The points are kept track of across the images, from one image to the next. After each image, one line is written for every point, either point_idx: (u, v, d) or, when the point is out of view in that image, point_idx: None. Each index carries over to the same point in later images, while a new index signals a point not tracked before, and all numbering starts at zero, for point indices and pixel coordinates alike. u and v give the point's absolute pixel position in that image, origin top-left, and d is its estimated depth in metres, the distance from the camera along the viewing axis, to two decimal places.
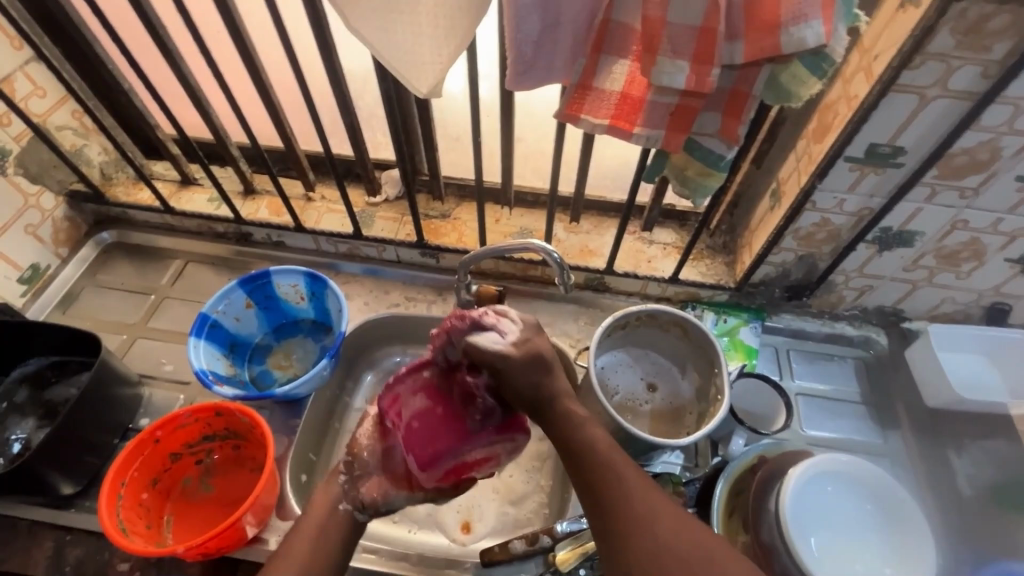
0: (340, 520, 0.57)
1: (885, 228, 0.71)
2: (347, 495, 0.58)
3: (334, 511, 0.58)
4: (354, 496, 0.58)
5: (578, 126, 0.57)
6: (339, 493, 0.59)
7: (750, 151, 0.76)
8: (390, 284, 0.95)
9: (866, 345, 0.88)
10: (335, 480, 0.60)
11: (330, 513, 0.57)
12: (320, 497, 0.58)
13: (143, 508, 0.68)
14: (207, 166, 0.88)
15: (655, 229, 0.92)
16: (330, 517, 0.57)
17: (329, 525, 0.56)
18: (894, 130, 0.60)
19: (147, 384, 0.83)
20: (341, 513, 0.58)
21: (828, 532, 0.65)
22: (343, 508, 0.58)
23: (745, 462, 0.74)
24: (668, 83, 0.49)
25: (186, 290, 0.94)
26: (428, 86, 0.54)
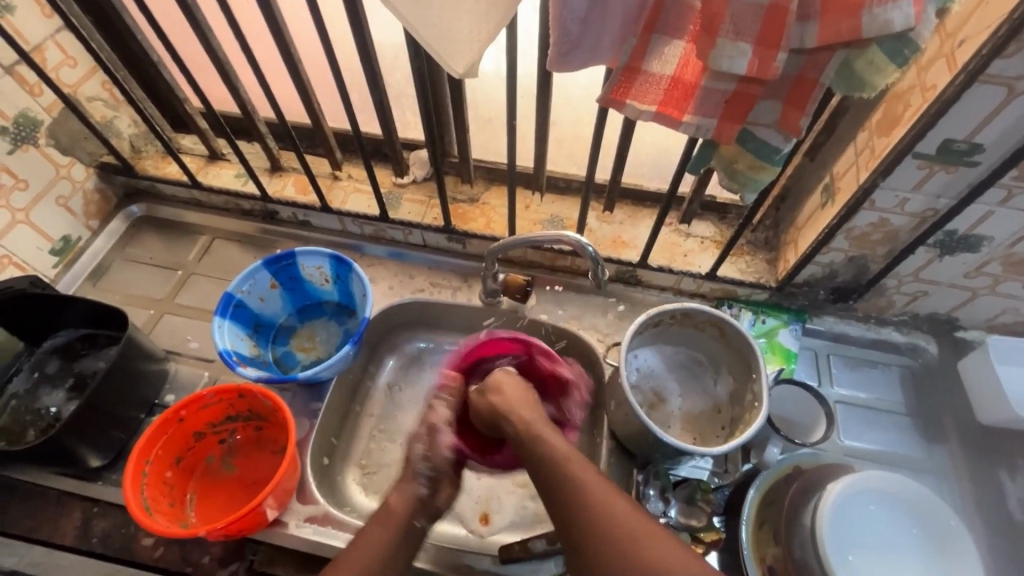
0: (411, 535, 0.62)
1: (949, 232, 0.66)
2: (422, 508, 0.64)
3: (409, 527, 0.62)
4: (429, 512, 0.64)
5: (622, 112, 0.53)
6: (416, 507, 0.63)
7: (803, 143, 0.71)
8: (415, 269, 0.93)
9: (914, 353, 0.82)
10: (411, 488, 0.64)
11: (404, 526, 0.62)
12: (399, 505, 0.63)
13: (166, 486, 0.68)
14: (234, 142, 0.86)
15: (694, 221, 0.87)
16: (402, 531, 0.61)
17: (399, 539, 0.61)
18: (974, 126, 0.54)
19: (173, 360, 0.84)
20: (413, 529, 0.63)
21: (866, 552, 0.62)
22: (416, 524, 0.63)
23: (780, 471, 0.71)
24: (728, 68, 0.45)
25: (211, 266, 0.93)
26: (465, 66, 0.50)
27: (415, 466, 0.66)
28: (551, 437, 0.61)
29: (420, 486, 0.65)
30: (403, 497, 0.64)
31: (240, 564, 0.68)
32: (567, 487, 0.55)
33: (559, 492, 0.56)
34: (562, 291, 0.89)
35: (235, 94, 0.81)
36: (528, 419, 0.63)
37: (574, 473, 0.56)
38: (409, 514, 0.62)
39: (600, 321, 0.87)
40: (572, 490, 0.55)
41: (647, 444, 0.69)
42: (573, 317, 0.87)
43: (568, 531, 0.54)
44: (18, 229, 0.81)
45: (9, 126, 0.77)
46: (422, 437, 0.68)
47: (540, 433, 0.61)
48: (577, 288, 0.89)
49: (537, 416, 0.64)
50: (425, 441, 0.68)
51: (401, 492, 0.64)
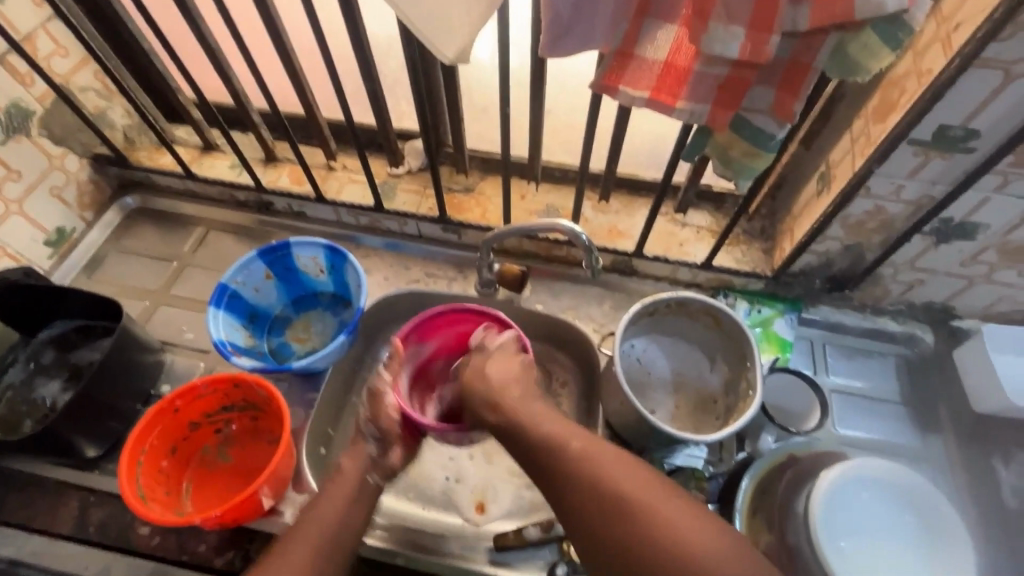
0: (366, 491, 0.62)
1: (945, 220, 0.65)
2: (376, 466, 0.63)
3: (362, 482, 0.62)
4: (383, 469, 0.64)
5: (615, 98, 0.52)
6: (367, 464, 0.63)
7: (799, 131, 0.70)
8: (410, 259, 0.92)
9: (910, 343, 0.82)
10: (363, 447, 0.64)
11: (358, 483, 0.62)
12: (350, 466, 0.63)
13: (162, 475, 0.68)
14: (228, 132, 0.86)
15: (690, 211, 0.87)
16: (356, 486, 0.61)
17: (351, 496, 0.61)
18: (970, 111, 0.54)
19: (169, 351, 0.84)
20: (368, 485, 0.62)
21: (860, 538, 0.62)
22: (371, 480, 0.63)
23: (774, 459, 0.70)
24: (720, 52, 0.44)
25: (207, 258, 0.93)
26: (456, 51, 0.49)
27: (362, 427, 0.66)
28: (534, 407, 0.59)
29: (369, 446, 0.64)
30: (356, 459, 0.64)
31: (237, 552, 0.68)
32: (562, 452, 0.53)
33: (550, 457, 0.53)
34: (557, 282, 0.89)
35: (227, 84, 0.80)
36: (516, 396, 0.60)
37: (564, 438, 0.54)
38: (361, 472, 0.62)
39: (596, 311, 0.87)
40: (564, 456, 0.52)
41: (641, 432, 0.69)
42: (568, 308, 0.87)
43: (564, 504, 0.51)
44: (11, 220, 0.81)
45: (1, 116, 0.76)
46: (367, 402, 0.67)
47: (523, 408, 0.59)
48: (573, 279, 0.89)
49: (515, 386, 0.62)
50: (370, 405, 0.66)
51: (352, 454, 0.64)
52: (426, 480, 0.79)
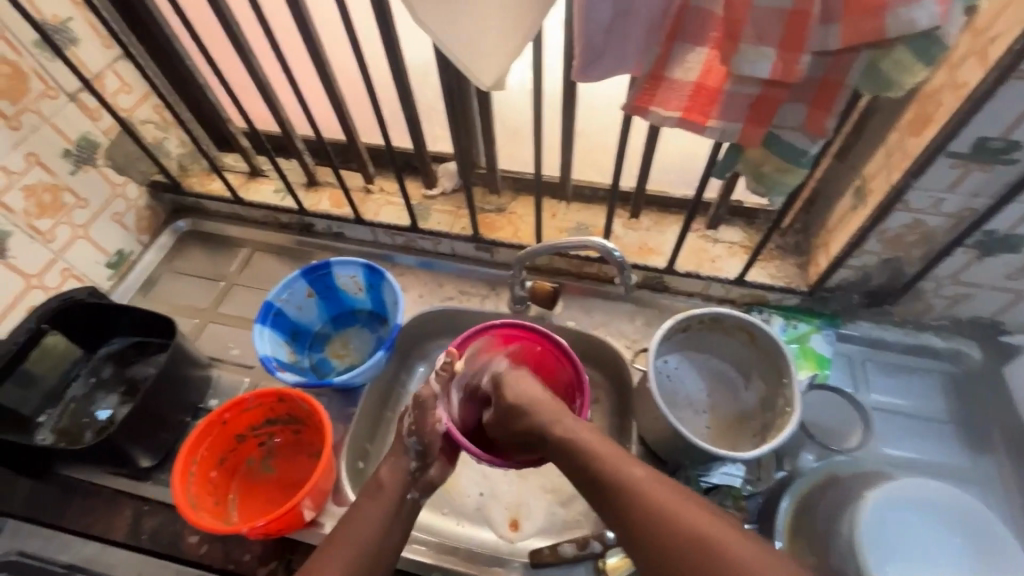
0: (405, 507, 0.63)
1: (988, 232, 0.64)
2: (414, 482, 0.64)
3: (401, 498, 0.63)
4: (421, 485, 0.65)
5: (647, 119, 0.54)
6: (407, 480, 0.64)
7: (832, 146, 0.70)
8: (444, 277, 0.95)
9: (955, 358, 0.79)
10: (405, 462, 0.65)
11: (398, 500, 0.63)
12: (390, 482, 0.64)
13: (211, 485, 0.71)
14: (274, 158, 0.91)
15: (721, 227, 0.87)
16: (395, 504, 0.62)
17: (390, 511, 0.62)
18: (1010, 122, 0.53)
19: (217, 366, 0.88)
20: (407, 502, 0.63)
21: (914, 563, 0.59)
22: (409, 498, 0.64)
23: (813, 479, 0.70)
24: (751, 72, 0.46)
25: (252, 277, 0.98)
26: (494, 77, 0.53)
27: (405, 439, 0.67)
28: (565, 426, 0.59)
29: (409, 461, 0.65)
30: (395, 472, 0.65)
31: (279, 562, 0.70)
32: (618, 481, 0.52)
33: (604, 484, 0.53)
34: (588, 298, 0.90)
35: (275, 114, 0.85)
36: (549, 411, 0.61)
37: (614, 464, 0.54)
38: (401, 488, 0.63)
39: (628, 327, 0.87)
40: (619, 482, 0.52)
41: (676, 449, 0.69)
42: (600, 324, 0.88)
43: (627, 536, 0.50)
44: (77, 244, 0.87)
45: (72, 149, 0.83)
46: (413, 410, 0.68)
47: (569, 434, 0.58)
48: (605, 295, 0.90)
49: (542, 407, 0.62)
50: (415, 415, 0.68)
51: (393, 468, 0.65)
52: (460, 496, 0.80)
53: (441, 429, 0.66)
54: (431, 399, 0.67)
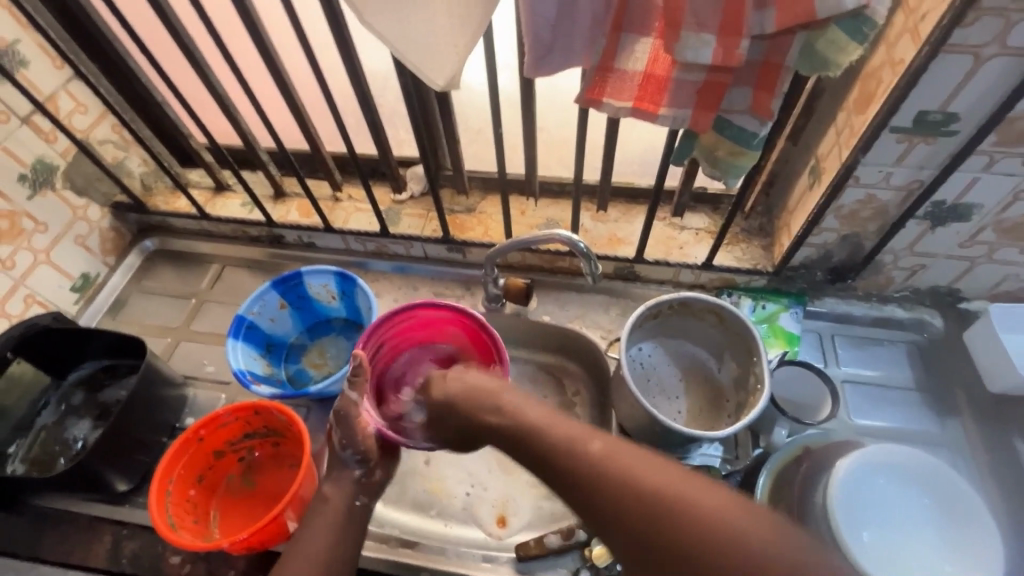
0: (355, 513, 0.64)
1: (937, 203, 0.67)
2: (361, 488, 0.65)
3: (350, 506, 0.64)
4: (369, 489, 0.65)
5: (600, 110, 0.55)
6: (354, 487, 0.65)
7: (785, 128, 0.72)
8: (419, 281, 0.95)
9: (919, 327, 0.82)
10: (348, 474, 0.65)
11: (346, 508, 0.63)
12: (334, 494, 0.64)
13: (190, 504, 0.70)
14: (238, 172, 0.90)
15: (687, 214, 0.89)
16: (344, 513, 0.63)
17: (342, 520, 0.62)
18: (947, 95, 0.55)
19: (192, 384, 0.87)
20: (357, 507, 0.64)
21: (880, 524, 0.62)
22: (358, 503, 0.64)
23: (789, 453, 0.71)
24: (693, 59, 0.47)
25: (224, 293, 0.97)
26: (446, 78, 0.53)
27: (341, 453, 0.65)
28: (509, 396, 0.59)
29: (352, 471, 0.65)
30: (338, 484, 0.65)
31: None
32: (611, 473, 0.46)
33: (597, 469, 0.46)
34: (562, 293, 0.91)
35: (236, 127, 0.84)
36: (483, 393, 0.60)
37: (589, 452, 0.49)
38: (348, 495, 0.64)
39: (603, 319, 0.89)
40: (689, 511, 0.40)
41: (655, 435, 0.70)
42: (576, 317, 0.89)
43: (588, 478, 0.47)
44: (40, 270, 0.85)
45: (28, 173, 0.81)
46: (337, 425, 0.65)
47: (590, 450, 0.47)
48: (578, 289, 0.91)
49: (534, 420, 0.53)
50: (341, 428, 0.65)
51: (336, 481, 0.64)
52: (447, 497, 0.80)
53: (373, 432, 0.66)
54: (352, 406, 0.65)
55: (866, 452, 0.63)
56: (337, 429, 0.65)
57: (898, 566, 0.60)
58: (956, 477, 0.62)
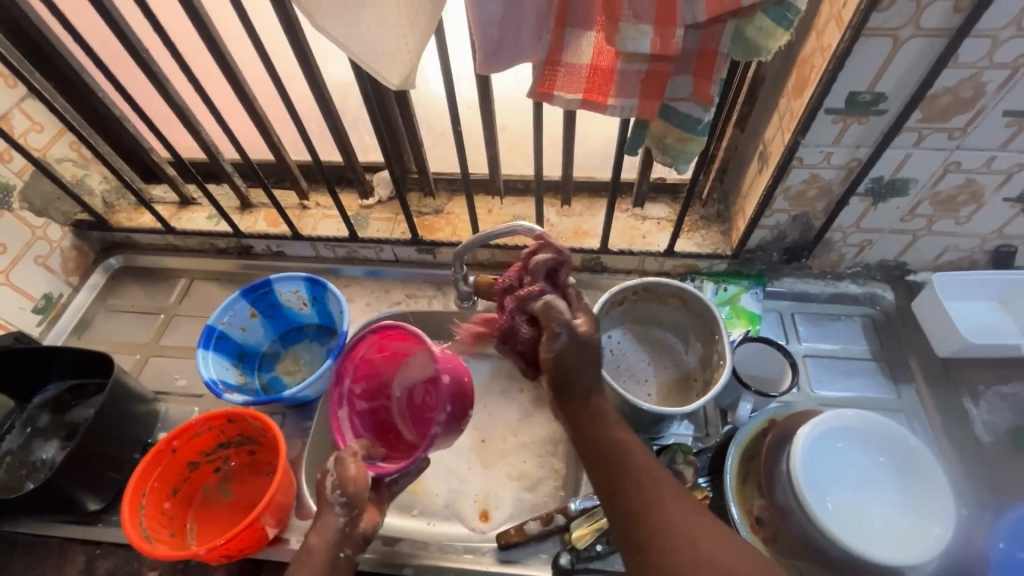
0: (339, 566, 0.61)
1: (876, 179, 0.71)
2: (345, 541, 0.61)
3: (334, 560, 0.61)
4: (354, 541, 0.62)
5: (553, 103, 0.58)
6: (338, 538, 0.61)
7: (733, 115, 0.76)
8: (391, 284, 0.96)
9: (872, 301, 0.87)
10: (333, 519, 0.61)
11: (330, 561, 0.60)
12: (320, 541, 0.60)
13: (165, 516, 0.69)
14: (203, 185, 0.90)
15: (648, 205, 0.92)
16: (329, 565, 0.60)
17: (325, 573, 0.59)
18: (873, 76, 0.59)
19: (163, 400, 0.86)
20: (341, 560, 0.61)
21: (843, 489, 0.64)
22: (343, 555, 0.61)
23: (755, 426, 0.72)
24: (633, 49, 0.50)
25: (193, 307, 0.96)
26: (400, 77, 0.55)
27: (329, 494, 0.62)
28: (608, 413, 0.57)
29: (338, 518, 0.62)
30: (323, 533, 0.61)
31: None
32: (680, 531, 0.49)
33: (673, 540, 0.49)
34: None
35: (199, 140, 0.84)
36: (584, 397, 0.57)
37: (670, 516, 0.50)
38: (333, 547, 0.60)
39: None
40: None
41: (625, 417, 0.72)
42: None
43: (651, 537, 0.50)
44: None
45: None
46: (332, 469, 0.63)
47: (662, 501, 0.51)
48: None
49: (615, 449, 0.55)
50: (336, 471, 0.63)
51: (320, 528, 0.61)
52: (428, 496, 0.80)
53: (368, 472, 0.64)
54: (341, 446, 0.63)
55: (835, 414, 0.66)
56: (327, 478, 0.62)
57: (860, 527, 0.62)
58: (930, 458, 0.64)
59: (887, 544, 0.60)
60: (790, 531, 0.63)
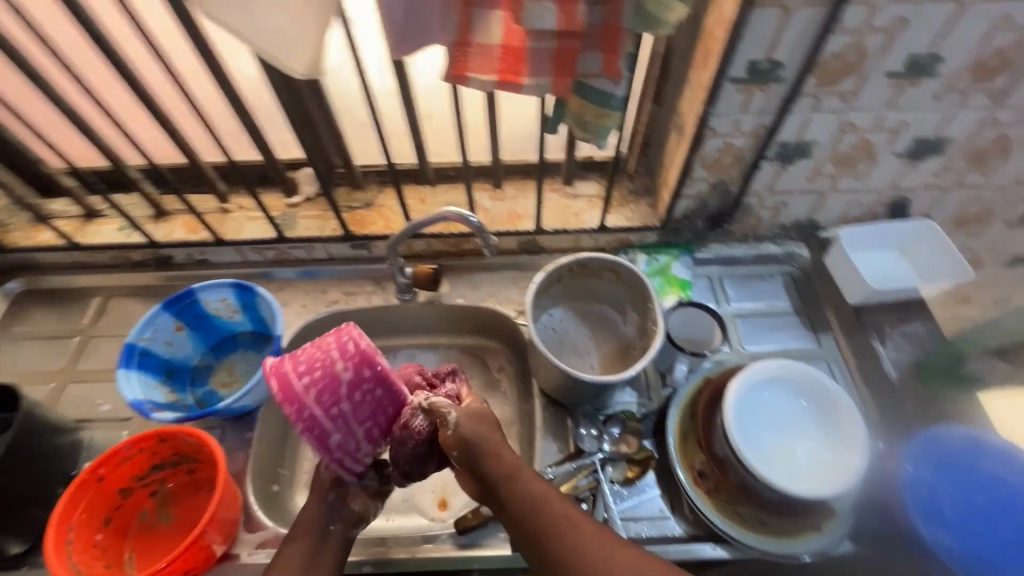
0: (330, 539, 0.65)
1: (783, 143, 0.75)
2: (336, 514, 0.66)
3: (325, 532, 0.65)
4: (344, 518, 0.66)
5: (468, 86, 0.57)
6: (329, 512, 0.66)
7: (650, 89, 0.78)
8: (327, 283, 0.94)
9: (791, 259, 0.92)
10: (325, 494, 0.67)
11: (320, 534, 0.64)
12: (309, 520, 0.65)
13: (99, 549, 0.65)
14: (108, 195, 0.84)
15: (578, 183, 0.94)
16: (319, 539, 0.64)
17: (314, 549, 0.63)
18: (769, 45, 0.63)
19: (86, 428, 0.80)
20: (331, 534, 0.65)
21: (773, 434, 0.69)
22: (332, 530, 0.65)
23: (691, 387, 0.76)
24: (539, 26, 0.50)
25: (112, 326, 0.90)
26: (306, 66, 0.53)
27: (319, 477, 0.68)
28: (513, 458, 0.61)
29: (329, 493, 0.67)
30: (312, 510, 0.66)
31: None
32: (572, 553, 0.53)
33: (565, 562, 0.53)
34: (471, 274, 0.93)
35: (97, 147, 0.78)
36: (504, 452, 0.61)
37: (569, 527, 0.55)
38: (321, 521, 0.65)
39: (514, 293, 0.92)
40: None
41: (571, 391, 0.74)
42: (488, 296, 0.91)
43: (541, 537, 0.55)
44: None
45: None
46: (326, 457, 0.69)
47: (574, 534, 0.54)
48: (486, 267, 0.93)
49: (511, 470, 0.60)
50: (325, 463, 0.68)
51: (310, 506, 0.66)
52: None
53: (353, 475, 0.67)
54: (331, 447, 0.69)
55: (762, 365, 0.70)
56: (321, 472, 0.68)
57: (790, 468, 0.66)
58: (847, 398, 0.69)
59: (793, 482, 0.65)
60: (729, 479, 0.67)
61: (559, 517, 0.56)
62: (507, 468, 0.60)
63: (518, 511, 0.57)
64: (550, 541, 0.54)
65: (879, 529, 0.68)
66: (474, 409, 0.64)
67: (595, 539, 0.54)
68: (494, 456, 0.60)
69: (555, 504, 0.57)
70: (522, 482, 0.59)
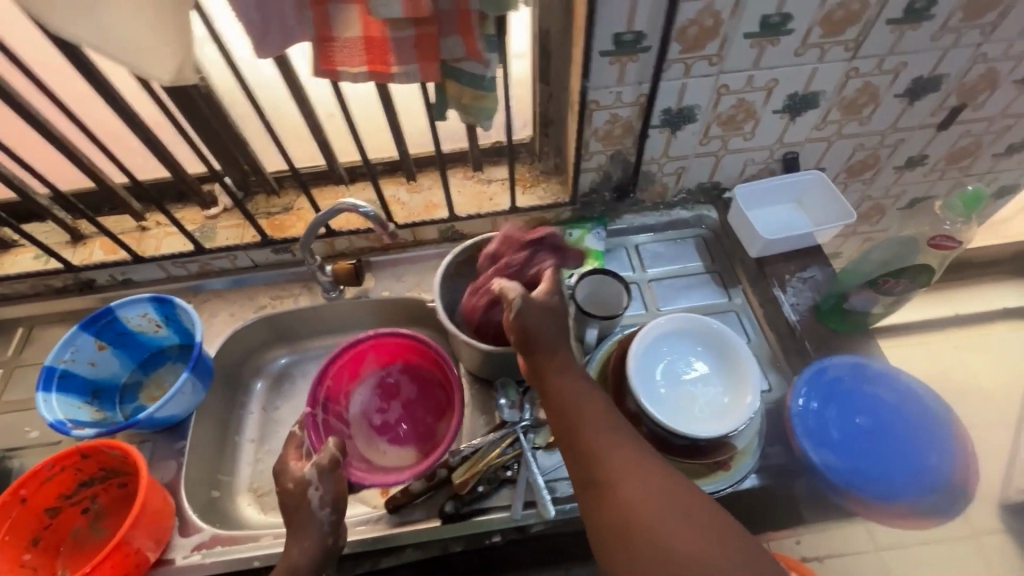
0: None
1: (666, 110, 0.79)
2: (329, 554, 0.65)
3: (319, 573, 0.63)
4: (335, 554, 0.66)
5: (339, 78, 0.60)
6: (322, 553, 0.64)
7: (538, 70, 0.81)
8: (254, 290, 0.95)
9: (700, 222, 0.97)
10: (319, 522, 0.65)
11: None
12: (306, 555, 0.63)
13: (28, 568, 0.66)
14: (16, 224, 0.83)
15: (491, 168, 0.96)
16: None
17: None
18: (628, 17, 0.66)
19: (15, 456, 0.80)
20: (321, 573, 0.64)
21: (678, 386, 0.72)
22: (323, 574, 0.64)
23: (604, 354, 0.80)
24: (387, 14, 0.52)
25: (38, 354, 0.90)
26: (170, 72, 0.54)
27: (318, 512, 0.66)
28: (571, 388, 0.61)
29: (326, 530, 0.65)
30: (305, 544, 0.64)
31: None
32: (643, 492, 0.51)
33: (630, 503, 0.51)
34: (396, 267, 0.96)
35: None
36: (566, 377, 0.62)
37: (643, 470, 0.53)
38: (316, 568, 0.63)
39: None
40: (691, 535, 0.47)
41: (490, 366, 0.77)
42: (413, 286, 0.94)
43: (613, 477, 0.53)
44: None
45: None
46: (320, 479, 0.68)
47: (643, 474, 0.52)
48: (410, 259, 0.96)
49: (582, 400, 0.59)
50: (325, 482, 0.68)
51: (303, 540, 0.64)
52: None
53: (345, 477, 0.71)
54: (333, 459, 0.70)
55: (659, 322, 0.75)
56: (317, 484, 0.67)
57: (692, 415, 0.69)
58: (741, 344, 0.73)
59: (696, 426, 0.68)
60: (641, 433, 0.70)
61: (629, 457, 0.54)
62: (572, 392, 0.60)
63: (590, 449, 0.55)
64: (620, 476, 0.53)
65: (782, 462, 0.74)
66: (543, 304, 0.65)
67: (662, 481, 0.52)
68: (540, 356, 0.62)
69: (628, 444, 0.56)
70: (595, 422, 0.58)
